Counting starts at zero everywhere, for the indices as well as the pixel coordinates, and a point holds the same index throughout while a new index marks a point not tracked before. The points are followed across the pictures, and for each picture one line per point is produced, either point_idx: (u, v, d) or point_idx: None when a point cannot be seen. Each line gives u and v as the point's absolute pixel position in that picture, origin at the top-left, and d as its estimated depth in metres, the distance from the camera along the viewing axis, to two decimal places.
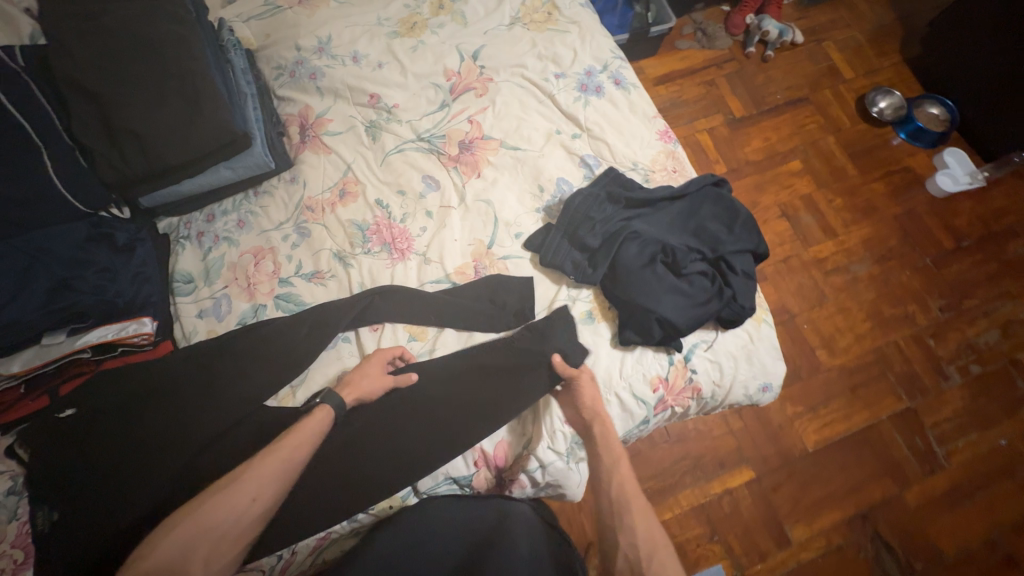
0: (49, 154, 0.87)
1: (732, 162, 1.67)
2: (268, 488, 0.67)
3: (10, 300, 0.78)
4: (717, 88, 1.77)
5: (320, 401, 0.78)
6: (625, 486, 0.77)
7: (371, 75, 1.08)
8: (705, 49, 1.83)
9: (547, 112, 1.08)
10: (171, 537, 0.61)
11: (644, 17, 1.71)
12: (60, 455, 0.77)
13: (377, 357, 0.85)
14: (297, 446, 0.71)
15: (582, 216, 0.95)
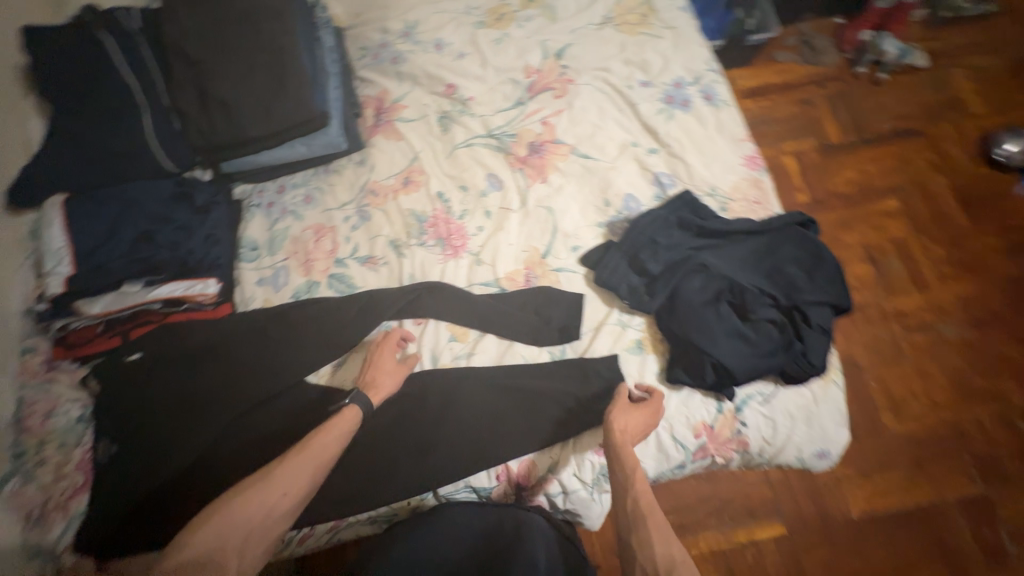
0: (151, 115, 0.94)
1: (818, 192, 1.51)
2: (303, 481, 0.69)
3: (102, 244, 0.88)
4: (815, 108, 1.61)
5: (349, 402, 0.78)
6: (637, 498, 0.67)
7: (451, 64, 1.07)
8: (808, 64, 1.66)
9: (626, 122, 1.02)
10: (209, 527, 0.63)
11: (741, 24, 1.55)
12: (123, 396, 0.84)
13: (383, 346, 0.87)
14: (328, 442, 0.74)
15: (647, 239, 0.88)
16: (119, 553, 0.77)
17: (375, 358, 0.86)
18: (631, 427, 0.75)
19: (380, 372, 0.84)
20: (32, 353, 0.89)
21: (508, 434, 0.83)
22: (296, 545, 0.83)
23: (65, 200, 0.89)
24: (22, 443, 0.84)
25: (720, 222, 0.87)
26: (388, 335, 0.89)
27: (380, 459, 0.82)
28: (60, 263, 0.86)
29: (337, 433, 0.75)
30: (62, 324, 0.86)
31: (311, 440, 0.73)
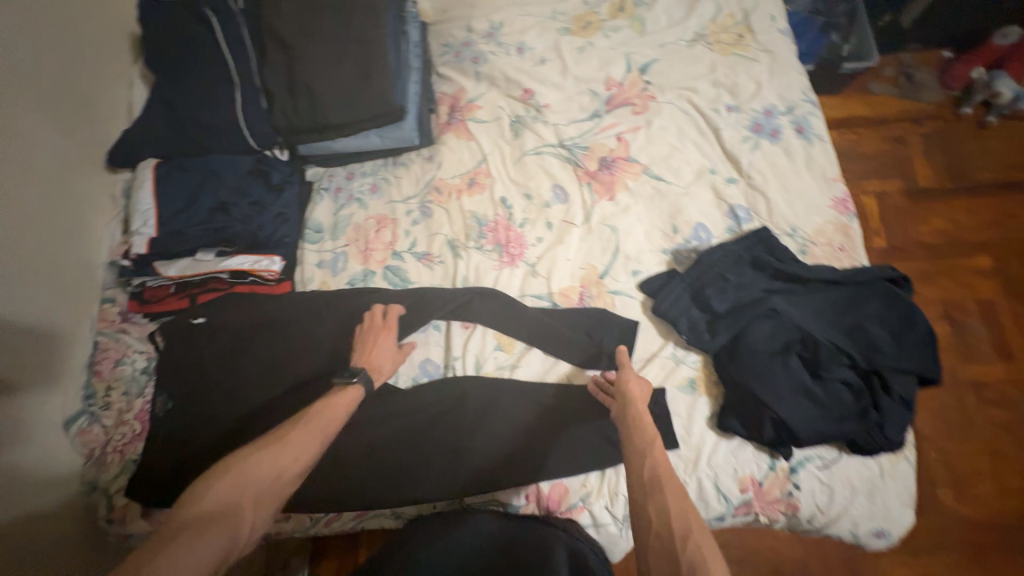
0: (242, 93, 0.98)
1: (899, 240, 1.38)
2: (313, 446, 0.66)
3: (183, 210, 0.93)
4: (907, 146, 1.47)
5: (355, 380, 0.76)
6: (653, 461, 0.62)
7: (531, 69, 1.05)
8: (906, 98, 1.53)
9: (706, 147, 0.97)
10: (217, 487, 0.60)
11: (838, 49, 1.44)
12: (185, 356, 0.89)
13: (383, 329, 0.85)
14: (336, 412, 0.72)
15: (716, 275, 0.84)
16: (164, 505, 0.81)
17: (371, 338, 0.85)
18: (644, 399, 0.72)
19: (378, 354, 0.83)
20: (111, 303, 0.96)
21: (542, 454, 0.81)
22: (323, 525, 0.86)
23: (156, 164, 0.95)
24: (92, 387, 0.90)
25: (800, 267, 0.81)
26: (387, 315, 0.87)
27: (410, 457, 0.83)
28: (146, 224, 0.91)
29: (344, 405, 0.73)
30: (141, 281, 0.92)
31: (320, 409, 0.71)
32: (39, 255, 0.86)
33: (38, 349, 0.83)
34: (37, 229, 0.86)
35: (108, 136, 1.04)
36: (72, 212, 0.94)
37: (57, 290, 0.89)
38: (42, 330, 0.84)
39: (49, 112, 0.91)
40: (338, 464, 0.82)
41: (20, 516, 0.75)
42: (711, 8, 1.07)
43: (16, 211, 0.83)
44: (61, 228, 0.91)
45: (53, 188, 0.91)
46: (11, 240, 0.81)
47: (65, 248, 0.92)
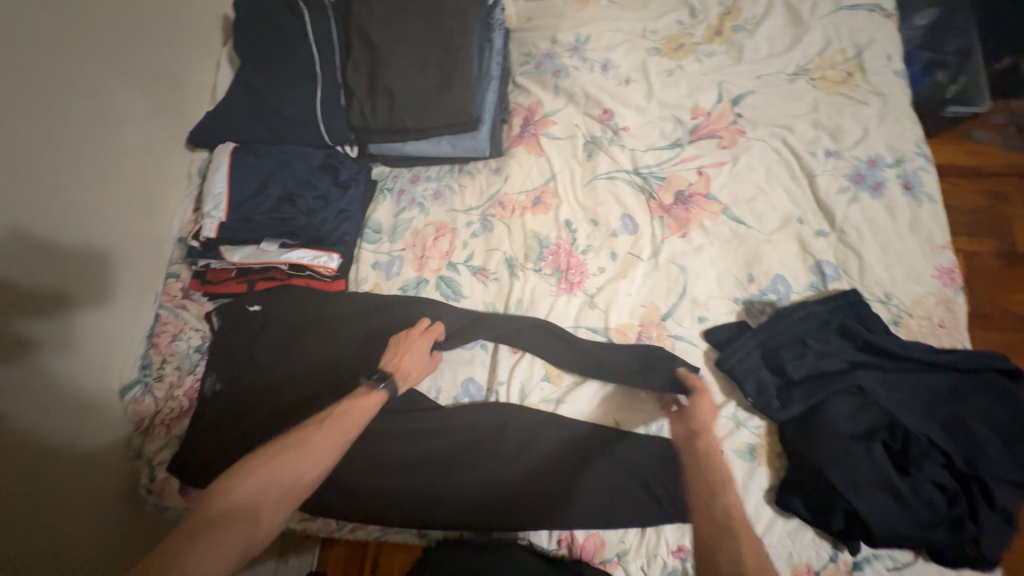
0: (322, 88, 0.98)
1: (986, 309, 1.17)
2: (337, 443, 0.69)
3: (252, 197, 0.94)
4: (1008, 203, 1.25)
5: (381, 385, 0.76)
6: (728, 506, 0.67)
7: (613, 88, 1.00)
8: (1013, 150, 1.30)
9: (795, 192, 0.90)
10: (244, 483, 0.63)
11: (941, 89, 1.26)
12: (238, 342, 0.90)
13: (421, 336, 0.85)
14: (355, 421, 0.72)
15: (796, 338, 0.77)
16: (199, 485, 0.82)
17: (406, 342, 0.84)
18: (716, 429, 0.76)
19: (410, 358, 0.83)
20: (174, 278, 0.99)
21: (580, 500, 0.76)
22: (347, 529, 0.86)
23: (231, 149, 0.96)
24: (149, 357, 0.92)
25: (896, 342, 0.74)
26: (428, 328, 0.87)
27: (443, 480, 0.80)
28: (217, 208, 0.92)
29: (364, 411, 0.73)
30: (205, 263, 0.95)
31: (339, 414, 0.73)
32: (117, 222, 0.90)
33: (105, 309, 0.87)
34: (119, 199, 0.90)
35: (191, 115, 1.08)
36: (152, 187, 0.98)
37: (131, 258, 0.93)
38: (111, 292, 0.88)
39: (142, 92, 0.95)
40: (370, 475, 0.81)
41: (67, 475, 0.79)
42: (819, 40, 0.98)
43: (102, 180, 0.87)
44: (140, 201, 0.95)
45: (137, 163, 0.95)
46: (94, 205, 0.85)
47: (142, 220, 0.96)
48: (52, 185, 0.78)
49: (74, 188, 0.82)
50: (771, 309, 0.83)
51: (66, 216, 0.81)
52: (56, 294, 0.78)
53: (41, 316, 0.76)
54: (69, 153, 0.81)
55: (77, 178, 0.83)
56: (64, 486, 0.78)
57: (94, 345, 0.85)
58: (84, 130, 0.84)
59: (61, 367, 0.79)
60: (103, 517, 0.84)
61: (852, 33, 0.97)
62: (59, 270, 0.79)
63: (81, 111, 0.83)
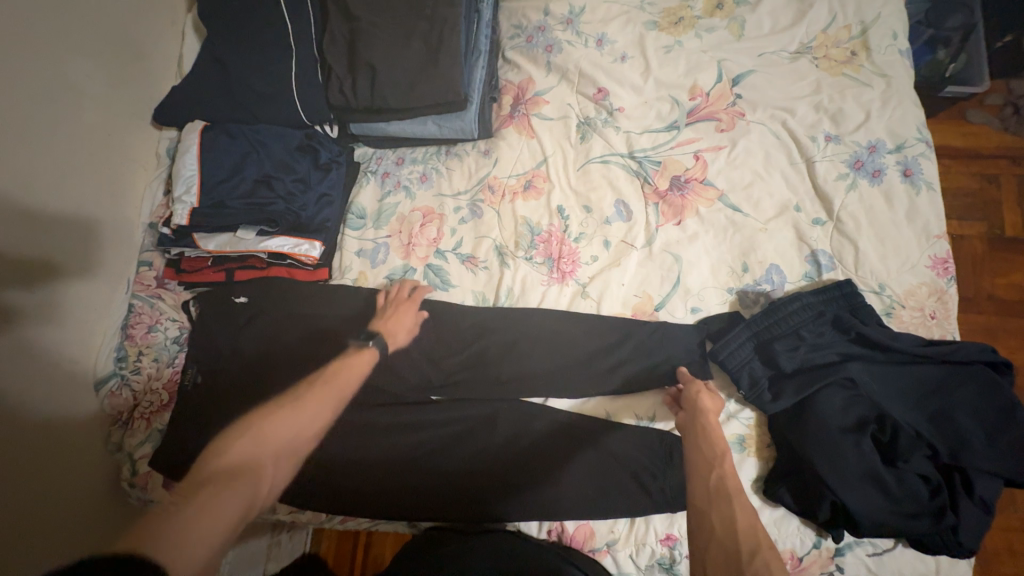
0: (298, 63, 0.91)
1: (970, 294, 1.18)
2: (330, 403, 0.63)
3: (226, 181, 0.89)
4: (997, 187, 1.24)
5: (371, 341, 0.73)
6: (724, 475, 0.60)
7: (608, 66, 0.95)
8: (1010, 133, 1.27)
9: (794, 179, 0.87)
10: (237, 444, 0.55)
11: (941, 68, 1.22)
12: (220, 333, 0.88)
13: (404, 300, 0.83)
14: (348, 381, 0.67)
15: (791, 330, 0.76)
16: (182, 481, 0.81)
17: (392, 307, 0.82)
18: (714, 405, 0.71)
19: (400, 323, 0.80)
20: (148, 266, 0.94)
21: (570, 489, 0.77)
22: (337, 521, 0.86)
23: (202, 128, 0.90)
24: (124, 350, 0.88)
25: (886, 333, 0.74)
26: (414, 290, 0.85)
27: (433, 473, 0.80)
28: (189, 192, 0.87)
29: (359, 371, 0.69)
30: (179, 251, 0.90)
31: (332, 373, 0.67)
32: (86, 205, 0.85)
33: (78, 291, 0.84)
34: (85, 182, 0.86)
35: (157, 90, 1.01)
36: (121, 171, 0.93)
37: (102, 244, 0.88)
38: (84, 274, 0.85)
39: (101, 64, 0.88)
40: (356, 466, 0.80)
41: (41, 462, 0.75)
42: (825, 15, 0.93)
43: (65, 160, 0.82)
44: (109, 187, 0.90)
45: (104, 144, 0.89)
46: (57, 185, 0.81)
47: (112, 204, 0.91)
48: (9, 159, 0.73)
49: (34, 169, 0.77)
50: (765, 300, 0.83)
51: (30, 193, 0.76)
52: (28, 262, 0.75)
53: (22, 286, 0.74)
54: (23, 128, 0.76)
55: (36, 158, 0.77)
56: (35, 473, 0.74)
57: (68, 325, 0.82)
58: (37, 106, 0.78)
59: (36, 345, 0.76)
60: (71, 511, 0.79)
61: (858, 8, 0.92)
62: (28, 244, 0.75)
63: (35, 86, 0.78)
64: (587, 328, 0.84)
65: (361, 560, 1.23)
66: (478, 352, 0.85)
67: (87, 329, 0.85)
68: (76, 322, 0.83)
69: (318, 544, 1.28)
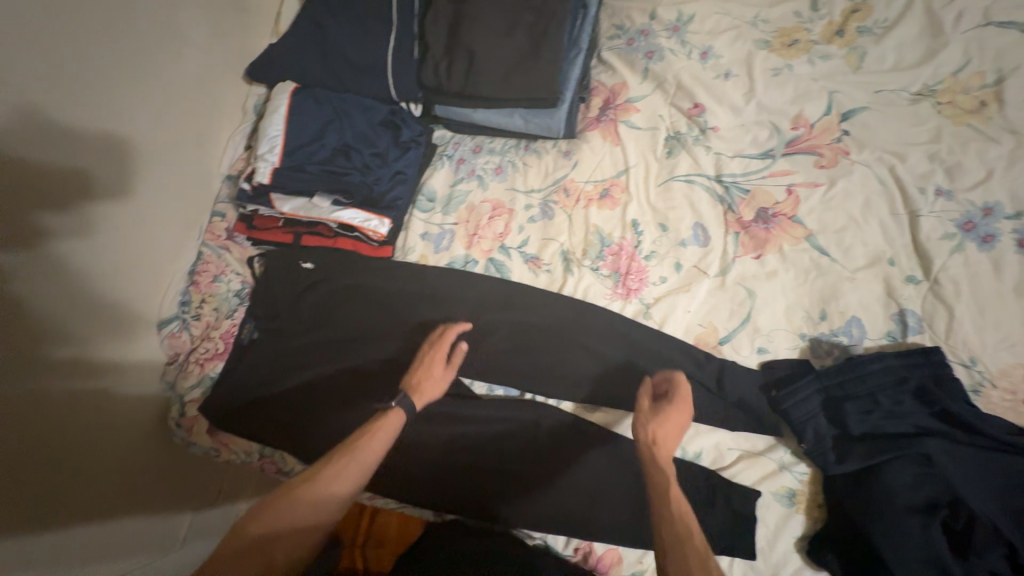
0: (396, 37, 0.91)
1: None
2: (351, 479, 0.66)
3: (306, 145, 0.89)
4: None
5: (393, 404, 0.73)
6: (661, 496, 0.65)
7: (709, 82, 0.90)
8: None
9: (893, 230, 0.81)
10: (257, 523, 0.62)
11: None
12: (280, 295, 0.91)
13: (434, 349, 0.80)
14: (369, 451, 0.68)
15: (867, 392, 0.72)
16: (229, 430, 0.84)
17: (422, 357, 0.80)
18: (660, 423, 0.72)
19: (426, 376, 0.78)
20: (220, 218, 0.96)
21: (602, 509, 0.76)
22: (367, 496, 0.88)
23: (293, 89, 0.91)
24: (188, 296, 0.91)
25: (976, 414, 0.68)
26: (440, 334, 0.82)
27: (467, 468, 0.79)
28: (271, 151, 0.87)
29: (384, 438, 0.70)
30: (253, 209, 0.91)
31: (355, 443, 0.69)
32: (134, 156, 0.80)
33: (114, 241, 0.78)
34: (136, 129, 0.80)
35: (253, 46, 1.02)
36: (175, 125, 0.88)
37: (143, 199, 0.83)
38: (123, 225, 0.79)
39: (205, 14, 0.90)
40: (394, 448, 0.81)
41: (46, 420, 0.70)
42: (958, 57, 0.85)
43: (157, 98, 0.83)
44: (162, 139, 0.85)
45: (158, 87, 0.83)
46: (124, 113, 0.78)
47: (162, 161, 0.86)
48: (56, 85, 0.68)
49: (84, 102, 0.72)
50: (838, 353, 0.78)
51: (72, 126, 0.70)
52: (60, 177, 0.69)
53: (52, 206, 0.68)
54: (108, 60, 0.75)
55: (85, 90, 0.72)
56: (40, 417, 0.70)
57: (101, 279, 0.77)
58: (140, 47, 0.80)
59: (57, 287, 0.70)
60: (87, 473, 0.78)
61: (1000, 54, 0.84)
62: (63, 165, 0.69)
63: (142, 28, 0.80)
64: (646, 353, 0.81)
65: (362, 528, 1.24)
66: (530, 356, 0.84)
67: (119, 285, 0.81)
68: (107, 275, 0.78)
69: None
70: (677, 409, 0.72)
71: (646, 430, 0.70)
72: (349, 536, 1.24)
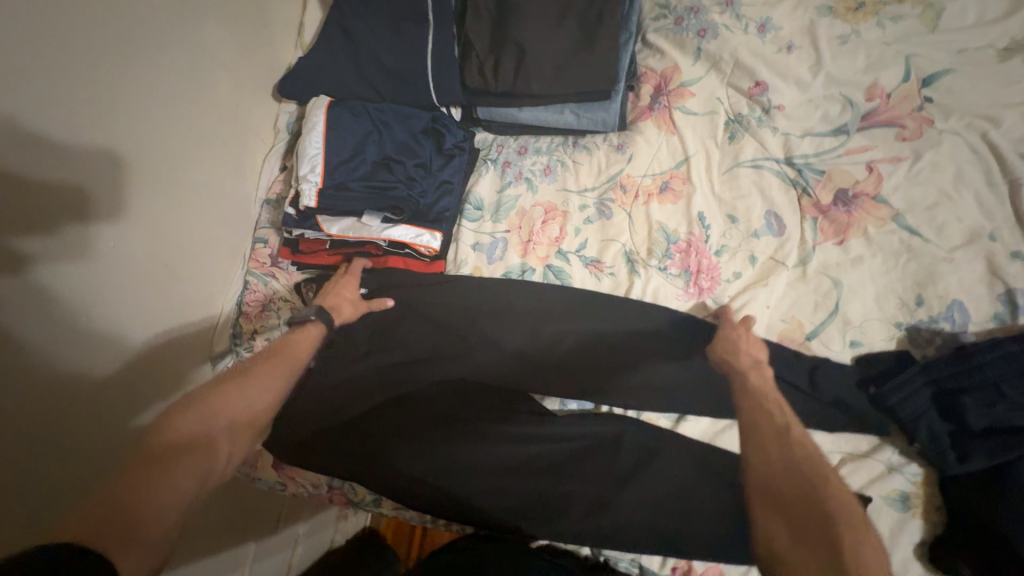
0: (432, 39, 0.86)
1: None
2: (280, 377, 0.72)
3: (347, 160, 0.85)
4: None
5: (313, 317, 0.79)
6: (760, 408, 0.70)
7: (771, 56, 0.84)
8: None
9: (990, 202, 0.75)
10: (187, 416, 0.62)
11: None
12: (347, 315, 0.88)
13: (343, 278, 0.86)
14: (295, 357, 0.76)
15: (986, 382, 0.66)
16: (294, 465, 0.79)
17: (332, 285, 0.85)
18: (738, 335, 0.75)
19: (340, 300, 0.83)
20: (263, 244, 0.93)
21: (700, 530, 0.70)
22: (441, 523, 0.84)
23: (328, 104, 0.86)
24: (239, 327, 0.88)
25: None
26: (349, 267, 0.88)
27: (549, 490, 0.74)
28: (313, 171, 0.83)
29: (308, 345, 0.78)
30: (299, 233, 0.86)
31: (280, 351, 0.76)
32: (132, 178, 0.72)
33: (117, 268, 0.71)
34: (140, 150, 0.73)
35: (278, 62, 0.99)
36: (181, 143, 0.80)
37: (148, 224, 0.75)
38: (124, 254, 0.71)
39: (231, 31, 0.87)
40: (466, 478, 0.74)
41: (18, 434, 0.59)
42: None
43: (180, 123, 0.79)
44: (165, 159, 0.77)
45: (158, 105, 0.76)
46: (138, 138, 0.72)
47: (168, 181, 0.78)
48: (41, 106, 0.60)
49: (79, 123, 0.65)
50: (942, 341, 0.72)
51: (62, 143, 0.63)
52: (51, 193, 0.62)
53: (40, 233, 0.61)
54: (128, 82, 0.71)
55: (78, 112, 0.64)
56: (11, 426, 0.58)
57: (106, 312, 0.70)
58: (165, 66, 0.76)
59: (54, 324, 0.63)
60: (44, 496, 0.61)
61: None
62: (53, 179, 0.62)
63: (175, 54, 0.77)
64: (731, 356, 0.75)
65: (418, 541, 1.27)
66: (602, 366, 0.79)
67: (131, 320, 0.73)
68: (111, 308, 0.70)
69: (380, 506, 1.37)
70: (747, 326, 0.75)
71: (719, 348, 0.75)
72: (406, 551, 1.26)
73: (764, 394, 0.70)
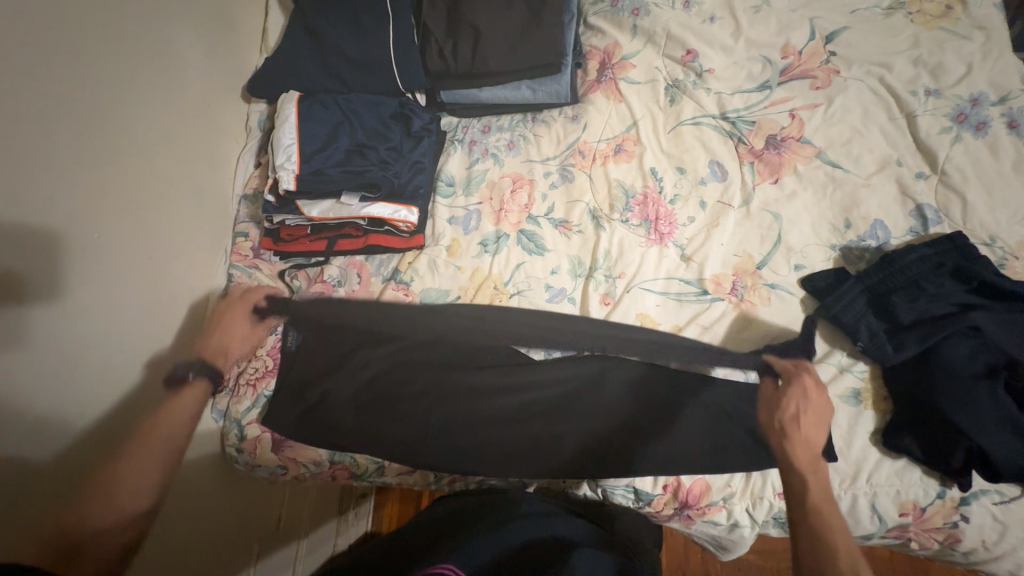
0: (394, 32, 0.93)
1: None
2: (161, 446, 0.69)
3: (320, 149, 0.89)
4: None
5: (192, 376, 0.76)
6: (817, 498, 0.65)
7: (697, 27, 0.95)
8: None
9: (894, 135, 0.86)
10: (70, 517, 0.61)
11: None
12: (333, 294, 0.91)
13: (237, 306, 0.86)
14: (169, 430, 0.71)
15: (909, 281, 0.76)
16: (305, 439, 0.82)
17: (224, 314, 0.85)
18: (809, 412, 0.71)
19: (233, 339, 0.84)
20: (244, 237, 0.98)
21: (685, 444, 0.76)
22: (445, 483, 0.88)
23: (298, 98, 0.91)
24: None
25: (1010, 280, 0.73)
26: (247, 294, 0.87)
27: (541, 430, 0.79)
28: (289, 160, 0.87)
29: (184, 407, 0.74)
30: (281, 220, 0.91)
31: (152, 429, 0.70)
32: (91, 203, 0.72)
33: (65, 333, 0.67)
34: (73, 218, 0.69)
35: (246, 67, 1.05)
36: (120, 196, 0.76)
37: (91, 286, 0.72)
38: (72, 314, 0.69)
39: (199, 36, 0.93)
40: (466, 433, 0.79)
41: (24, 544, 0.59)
42: None
43: (119, 175, 0.76)
44: (137, 165, 0.79)
45: (89, 165, 0.72)
46: (71, 202, 0.69)
47: (110, 240, 0.74)
48: None
49: (51, 126, 0.67)
50: (871, 255, 0.82)
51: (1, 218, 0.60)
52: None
53: None
54: (62, 142, 0.68)
55: (40, 125, 0.65)
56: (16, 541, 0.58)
57: (60, 364, 0.67)
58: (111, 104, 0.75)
59: (27, 353, 0.62)
60: None
61: None
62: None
63: (147, 59, 0.82)
64: (701, 344, 0.79)
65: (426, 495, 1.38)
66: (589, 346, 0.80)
67: (111, 333, 0.74)
68: (71, 352, 0.68)
69: (383, 503, 1.40)
70: (819, 397, 0.72)
71: (779, 417, 0.72)
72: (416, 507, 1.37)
73: (821, 493, 0.65)
